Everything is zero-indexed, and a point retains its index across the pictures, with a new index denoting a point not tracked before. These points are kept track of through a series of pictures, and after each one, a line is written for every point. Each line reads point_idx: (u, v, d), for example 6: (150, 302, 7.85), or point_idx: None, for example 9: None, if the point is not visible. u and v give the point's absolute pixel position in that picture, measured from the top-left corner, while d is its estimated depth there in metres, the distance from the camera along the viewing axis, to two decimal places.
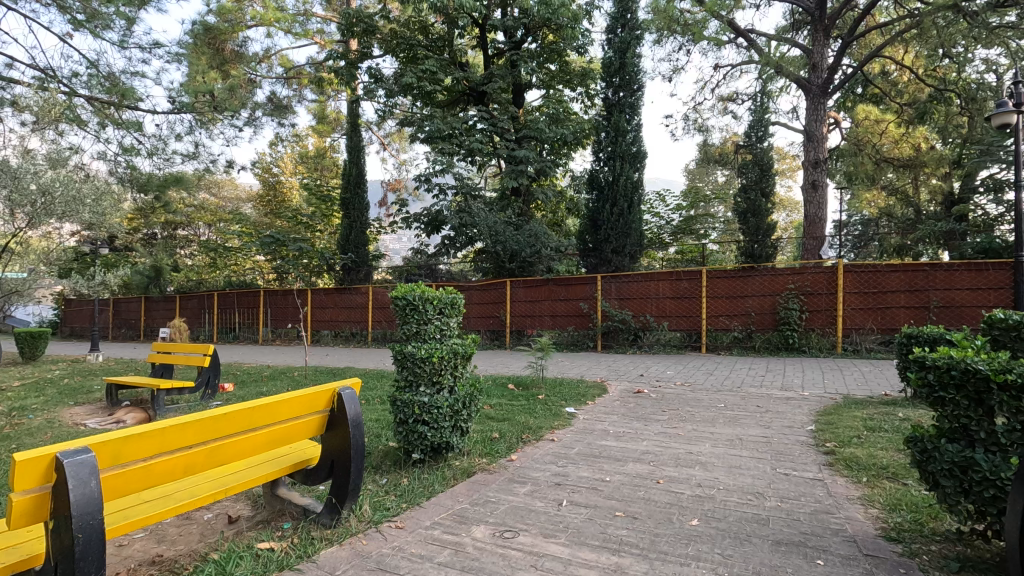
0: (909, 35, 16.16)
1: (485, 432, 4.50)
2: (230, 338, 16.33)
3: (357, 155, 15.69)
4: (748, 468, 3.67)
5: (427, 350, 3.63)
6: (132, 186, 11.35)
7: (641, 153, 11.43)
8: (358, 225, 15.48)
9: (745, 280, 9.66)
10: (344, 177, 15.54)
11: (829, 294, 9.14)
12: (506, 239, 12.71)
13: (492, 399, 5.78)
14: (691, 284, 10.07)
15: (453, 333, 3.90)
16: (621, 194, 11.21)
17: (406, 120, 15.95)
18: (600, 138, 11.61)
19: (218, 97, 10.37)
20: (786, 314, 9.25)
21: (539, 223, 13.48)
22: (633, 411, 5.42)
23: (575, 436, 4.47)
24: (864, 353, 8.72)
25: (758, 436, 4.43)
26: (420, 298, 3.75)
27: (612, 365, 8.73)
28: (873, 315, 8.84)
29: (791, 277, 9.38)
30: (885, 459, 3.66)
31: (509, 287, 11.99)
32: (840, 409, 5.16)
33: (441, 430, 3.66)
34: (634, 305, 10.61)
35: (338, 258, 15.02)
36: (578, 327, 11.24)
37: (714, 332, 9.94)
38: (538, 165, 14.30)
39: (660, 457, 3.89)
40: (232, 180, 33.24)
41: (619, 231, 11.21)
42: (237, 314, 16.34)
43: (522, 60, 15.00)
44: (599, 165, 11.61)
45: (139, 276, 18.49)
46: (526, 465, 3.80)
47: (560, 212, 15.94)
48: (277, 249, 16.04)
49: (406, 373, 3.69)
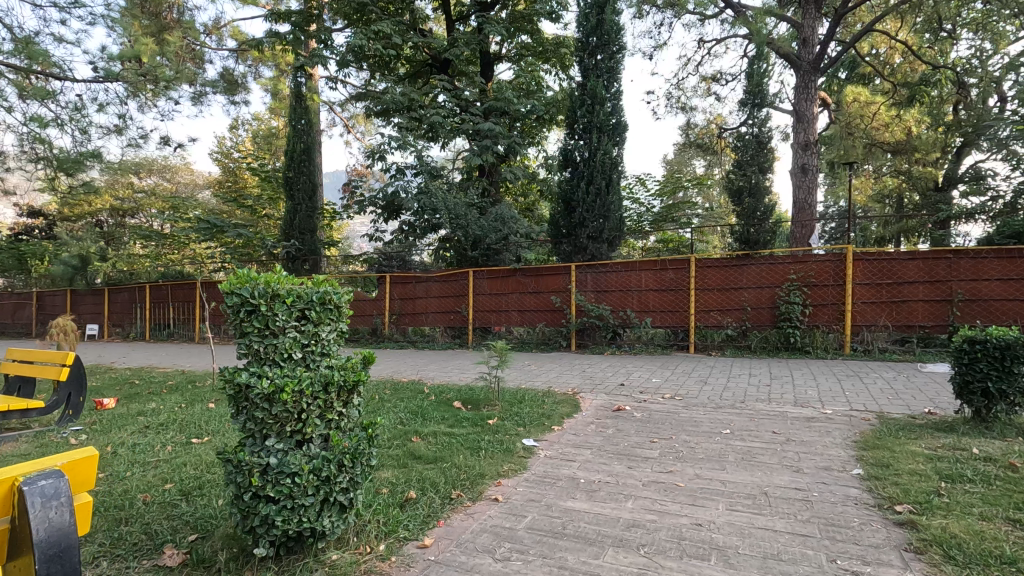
0: (909, 10, 15.06)
1: (396, 490, 3.08)
2: (164, 336, 14.58)
3: (302, 128, 13.77)
4: (796, 561, 2.33)
5: (276, 382, 2.18)
6: (44, 166, 9.75)
7: (621, 125, 10.03)
8: (306, 209, 13.53)
9: (738, 269, 8.41)
10: (286, 153, 13.52)
11: (836, 286, 7.91)
12: (470, 223, 11.28)
13: (427, 427, 4.37)
14: (678, 274, 8.79)
15: (330, 348, 2.45)
16: (599, 172, 9.78)
17: (362, 95, 14.34)
18: (575, 100, 10.12)
19: (145, 64, 8.77)
20: (788, 309, 8.01)
21: (506, 206, 12.06)
22: (612, 443, 4.06)
23: (531, 493, 3.10)
24: (878, 354, 7.55)
25: (791, 490, 3.11)
26: (264, 293, 2.30)
27: (587, 370, 7.41)
28: (886, 310, 7.64)
29: (792, 266, 8.11)
30: (1006, 544, 2.35)
31: (472, 278, 10.57)
32: (885, 439, 3.89)
33: (300, 511, 2.23)
34: (613, 299, 9.29)
35: (280, 245, 12.90)
36: (549, 323, 9.91)
37: (704, 330, 8.68)
38: (507, 141, 12.79)
39: (655, 538, 2.53)
40: (186, 164, 31.04)
41: (597, 213, 9.79)
42: (171, 309, 14.59)
43: (489, 24, 13.43)
44: (573, 141, 10.18)
45: (64, 267, 16.51)
46: (443, 559, 2.39)
47: (530, 196, 14.47)
48: (216, 236, 14.35)
49: (244, 419, 2.25)
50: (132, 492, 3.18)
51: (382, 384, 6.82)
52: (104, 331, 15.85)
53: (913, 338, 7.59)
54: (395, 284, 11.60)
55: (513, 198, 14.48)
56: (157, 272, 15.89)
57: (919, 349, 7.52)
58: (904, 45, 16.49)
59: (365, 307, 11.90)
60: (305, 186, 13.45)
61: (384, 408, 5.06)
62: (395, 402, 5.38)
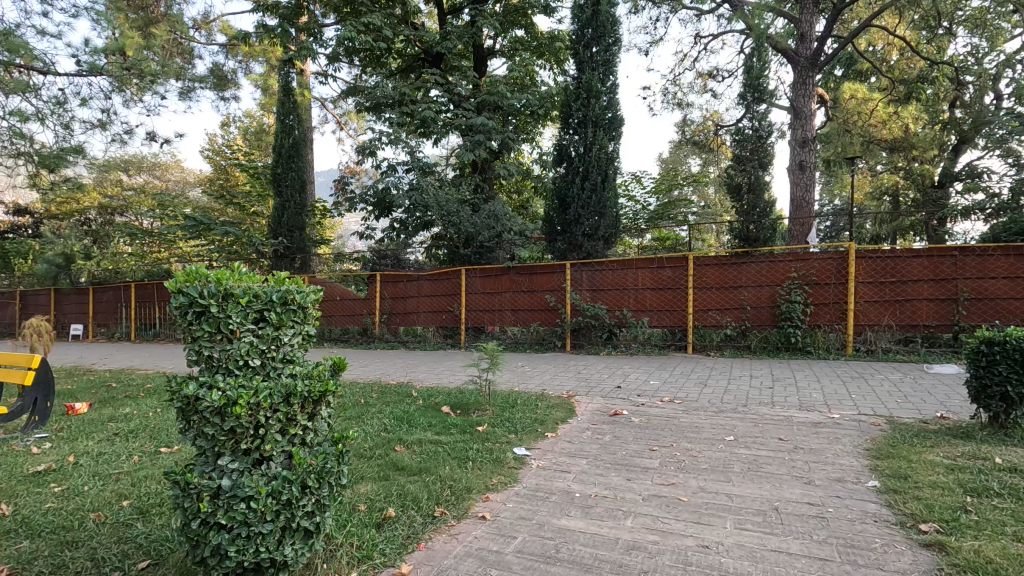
0: (907, 6, 14.88)
1: (375, 509, 2.82)
2: (150, 336, 14.26)
3: (291, 122, 13.46)
4: None
5: (229, 394, 1.91)
6: (25, 162, 9.44)
7: (617, 120, 9.78)
8: (295, 205, 13.20)
9: (737, 267, 8.18)
10: (274, 149, 13.20)
11: (838, 284, 7.69)
12: (462, 221, 10.99)
13: (413, 434, 4.11)
14: (675, 272, 8.56)
15: (294, 355, 2.19)
16: (594, 167, 9.51)
17: (353, 89, 14.04)
18: (570, 93, 9.84)
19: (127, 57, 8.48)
20: (789, 309, 7.78)
21: (500, 203, 11.80)
22: (609, 452, 3.81)
23: (522, 510, 2.84)
24: (881, 355, 7.34)
25: (804, 505, 2.86)
26: (216, 293, 2.02)
27: (582, 372, 7.16)
28: (890, 310, 7.42)
29: (793, 264, 7.88)
30: None
31: (465, 276, 10.32)
32: (899, 447, 3.65)
33: (259, 540, 1.96)
34: (609, 298, 9.06)
35: (268, 243, 12.63)
36: (543, 322, 9.66)
37: (702, 330, 8.45)
38: (501, 137, 12.53)
39: (658, 563, 2.28)
40: (176, 161, 30.59)
41: (592, 210, 9.53)
42: (157, 308, 14.27)
43: (482, 17, 13.16)
44: (568, 135, 9.91)
45: (47, 266, 16.12)
46: None
47: (524, 193, 14.21)
48: (203, 233, 14.03)
49: (195, 435, 1.98)
50: (84, 511, 2.90)
51: (369, 387, 6.54)
52: (89, 331, 15.50)
53: (917, 338, 7.37)
54: (386, 283, 11.31)
55: (507, 194, 14.21)
56: (142, 270, 15.54)
57: (924, 349, 7.31)
58: (902, 41, 16.33)
59: (355, 306, 11.62)
60: (294, 182, 13.12)
61: (369, 414, 4.80)
62: (381, 407, 5.12)
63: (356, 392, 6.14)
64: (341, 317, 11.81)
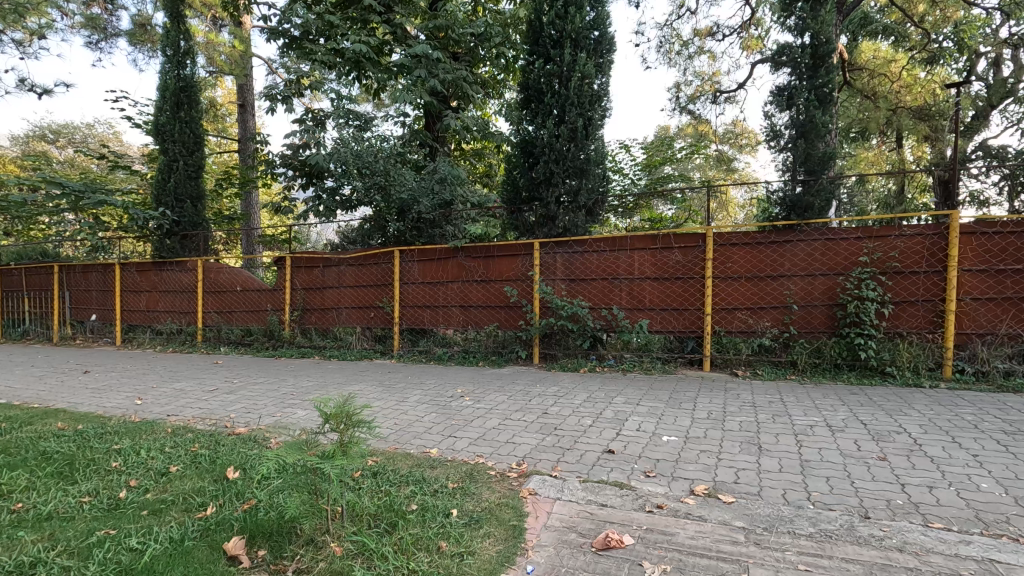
0: None
1: None
2: (16, 335, 11.37)
3: (184, 58, 10.13)
4: None
5: None
6: None
7: (607, 40, 7.05)
8: (187, 164, 10.07)
9: (778, 247, 5.66)
10: (158, 93, 10.01)
11: (931, 273, 5.18)
12: (395, 187, 8.42)
13: None
14: (687, 254, 6.02)
15: None
16: (573, 104, 6.81)
17: (269, 22, 11.01)
18: (541, 2, 7.12)
19: None
20: (857, 309, 5.28)
21: (449, 162, 9.06)
22: None
23: None
24: (999, 381, 4.89)
25: None
26: None
27: (550, 408, 4.55)
28: (1011, 312, 4.97)
29: (863, 242, 5.37)
30: None
31: (398, 260, 7.64)
32: None
33: None
34: (593, 292, 6.49)
35: (151, 214, 9.57)
36: (502, 324, 7.06)
37: (726, 338, 5.92)
38: (455, 79, 9.70)
39: None
40: (113, 133, 27.27)
41: (570, 167, 6.88)
42: (26, 300, 11.48)
43: None
44: (536, 62, 7.17)
45: None
46: None
47: (486, 157, 11.48)
48: (78, 206, 11.11)
49: None
50: None
51: (187, 443, 3.87)
52: None
53: None
54: (298, 268, 8.56)
55: (464, 161, 11.43)
56: (12, 249, 12.50)
57: None
58: None
59: (259, 298, 8.89)
60: (185, 137, 10.02)
61: (51, 566, 2.11)
62: (119, 529, 2.44)
63: (151, 463, 3.43)
64: (242, 313, 9.06)
